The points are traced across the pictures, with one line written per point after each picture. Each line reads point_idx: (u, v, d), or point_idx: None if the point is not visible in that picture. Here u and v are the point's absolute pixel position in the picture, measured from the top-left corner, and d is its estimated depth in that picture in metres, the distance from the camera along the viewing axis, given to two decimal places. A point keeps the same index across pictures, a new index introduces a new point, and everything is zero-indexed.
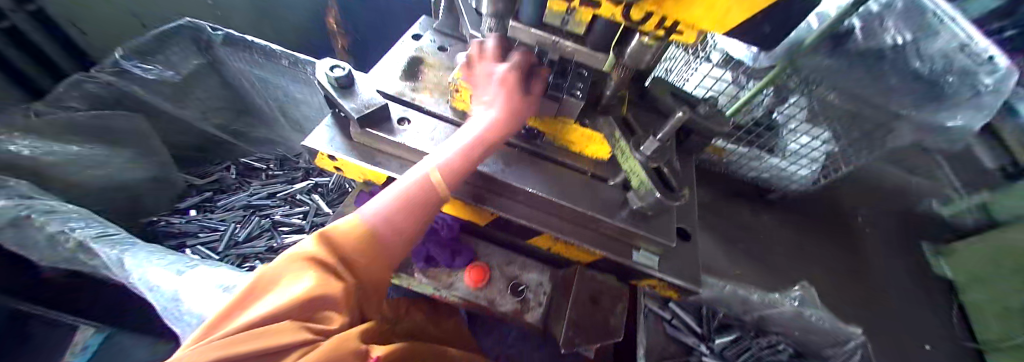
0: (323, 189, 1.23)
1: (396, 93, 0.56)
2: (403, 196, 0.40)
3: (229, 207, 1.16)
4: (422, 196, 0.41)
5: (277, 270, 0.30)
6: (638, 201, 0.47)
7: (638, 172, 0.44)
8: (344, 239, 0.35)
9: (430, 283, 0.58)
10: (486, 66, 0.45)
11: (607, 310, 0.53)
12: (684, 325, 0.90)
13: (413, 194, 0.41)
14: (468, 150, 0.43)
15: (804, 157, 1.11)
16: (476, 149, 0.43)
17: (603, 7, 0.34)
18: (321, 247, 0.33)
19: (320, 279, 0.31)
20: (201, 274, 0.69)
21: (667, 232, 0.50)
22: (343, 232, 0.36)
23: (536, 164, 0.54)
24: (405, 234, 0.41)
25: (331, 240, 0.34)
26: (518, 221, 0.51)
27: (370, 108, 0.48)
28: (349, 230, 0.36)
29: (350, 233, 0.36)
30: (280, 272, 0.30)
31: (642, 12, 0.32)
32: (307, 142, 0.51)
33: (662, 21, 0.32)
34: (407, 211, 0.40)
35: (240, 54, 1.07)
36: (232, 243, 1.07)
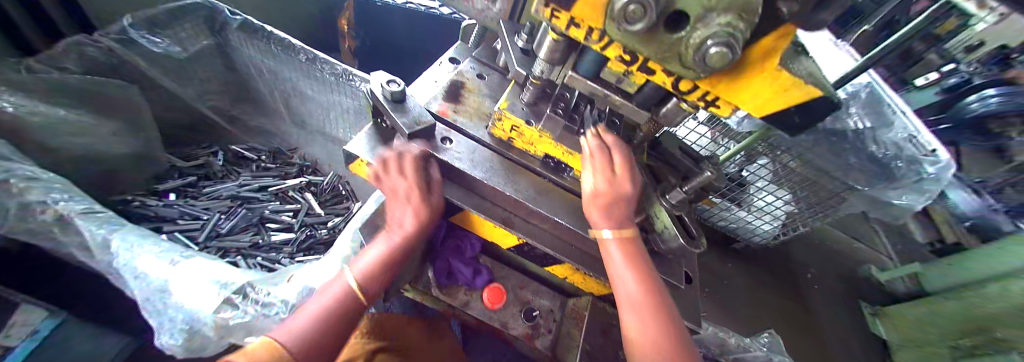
0: (316, 188, 1.20)
1: (441, 113, 0.59)
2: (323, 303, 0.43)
3: (214, 196, 1.10)
4: (344, 302, 0.44)
5: None
6: (659, 244, 0.51)
7: (664, 218, 0.50)
8: (264, 351, 0.34)
9: (446, 299, 0.59)
10: (391, 174, 0.48)
11: (618, 343, 0.55)
12: None
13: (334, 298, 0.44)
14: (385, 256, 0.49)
15: (769, 213, 1.30)
16: (388, 255, 0.49)
17: (657, 75, 0.39)
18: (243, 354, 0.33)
19: None
20: (196, 266, 0.65)
21: (674, 273, 0.56)
22: (255, 347, 0.34)
23: (564, 196, 0.58)
24: (344, 331, 0.42)
25: (253, 352, 0.33)
26: (544, 248, 0.54)
27: (420, 125, 0.51)
28: (266, 341, 0.36)
29: (265, 346, 0.34)
30: None
31: (690, 85, 0.38)
32: (348, 147, 0.53)
33: (704, 95, 0.39)
34: (331, 317, 0.41)
35: (252, 41, 1.06)
36: (214, 234, 1.01)
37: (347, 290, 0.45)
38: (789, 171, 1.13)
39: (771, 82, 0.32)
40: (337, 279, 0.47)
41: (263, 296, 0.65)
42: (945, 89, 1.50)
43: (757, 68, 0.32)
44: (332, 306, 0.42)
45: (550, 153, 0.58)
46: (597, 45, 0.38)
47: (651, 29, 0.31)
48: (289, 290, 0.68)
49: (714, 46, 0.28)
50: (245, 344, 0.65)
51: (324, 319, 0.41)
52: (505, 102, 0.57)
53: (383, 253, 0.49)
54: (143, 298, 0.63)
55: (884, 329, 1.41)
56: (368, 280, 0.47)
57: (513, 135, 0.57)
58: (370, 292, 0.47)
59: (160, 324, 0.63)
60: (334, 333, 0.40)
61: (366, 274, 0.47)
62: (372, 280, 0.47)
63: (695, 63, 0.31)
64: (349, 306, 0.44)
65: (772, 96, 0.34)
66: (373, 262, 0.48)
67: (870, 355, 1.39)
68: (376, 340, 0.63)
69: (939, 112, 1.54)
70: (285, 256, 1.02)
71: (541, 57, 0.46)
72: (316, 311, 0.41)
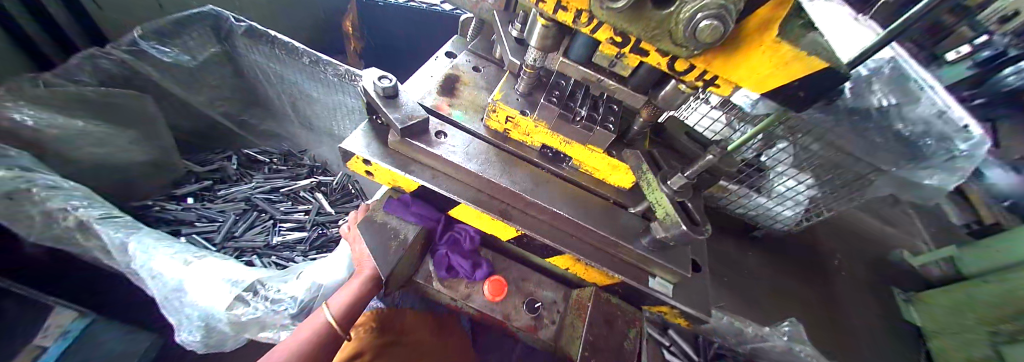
0: (326, 188, 1.23)
1: (435, 107, 0.59)
2: (304, 336, 0.50)
3: (229, 198, 1.14)
4: (320, 335, 0.50)
5: None
6: (661, 232, 0.50)
7: (664, 204, 0.48)
8: None
9: (448, 292, 0.59)
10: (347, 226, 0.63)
11: (621, 333, 0.54)
12: (679, 352, 0.93)
13: (312, 333, 0.50)
14: (359, 284, 0.56)
15: (790, 199, 1.15)
16: (358, 294, 0.55)
17: (651, 55, 0.37)
18: None
19: None
20: (208, 266, 0.67)
21: (682, 263, 0.54)
22: None
23: (561, 187, 0.57)
24: (324, 359, 0.49)
25: None
26: (542, 239, 0.53)
27: (413, 119, 0.50)
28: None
29: None
30: None
31: (686, 65, 0.36)
32: (344, 145, 0.52)
33: (703, 74, 0.36)
34: (306, 348, 0.48)
35: (256, 46, 1.09)
36: (230, 236, 1.04)
37: (323, 326, 0.51)
38: (810, 154, 1.02)
39: (771, 56, 0.30)
40: (315, 314, 0.53)
41: (272, 293, 0.67)
42: (979, 62, 1.33)
43: (754, 41, 0.30)
44: (311, 341, 0.49)
45: (548, 142, 0.56)
46: (586, 28, 0.36)
47: (637, 7, 0.30)
48: (297, 285, 0.70)
49: (703, 19, 0.26)
50: (258, 337, 0.68)
51: (309, 349, 0.48)
52: (500, 93, 0.55)
53: (355, 287, 0.56)
54: (162, 297, 0.66)
55: (918, 316, 1.33)
56: (342, 314, 0.53)
57: (508, 126, 0.56)
58: (347, 324, 0.53)
59: (180, 321, 0.67)
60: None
61: (341, 308, 0.53)
62: (348, 314, 0.53)
63: (685, 40, 0.29)
64: (324, 337, 0.51)
65: (772, 60, 0.30)
66: (348, 294, 0.55)
67: (902, 344, 1.31)
68: (379, 336, 0.61)
69: (973, 87, 1.41)
70: (299, 254, 1.04)
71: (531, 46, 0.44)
72: (293, 346, 0.48)
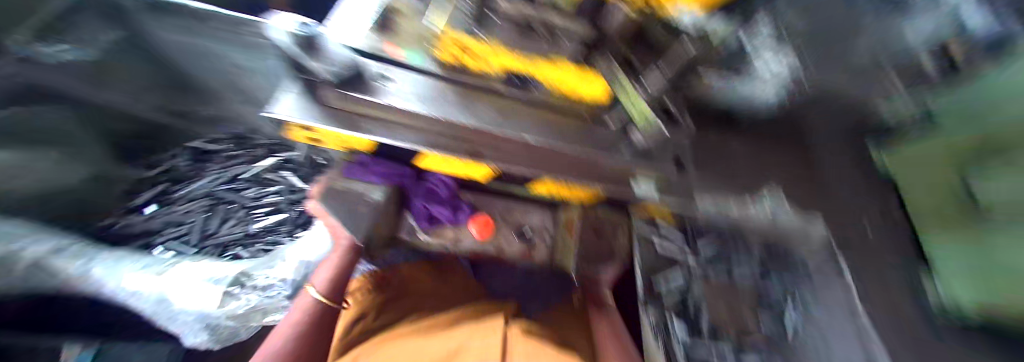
0: (291, 165, 1.14)
1: (372, 49, 0.47)
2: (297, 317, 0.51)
3: (192, 197, 1.08)
4: (315, 313, 0.52)
5: None
6: (643, 141, 0.49)
7: (639, 105, 0.45)
8: None
9: (437, 240, 0.61)
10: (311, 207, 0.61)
11: (607, 238, 0.61)
12: (671, 241, 0.77)
13: (305, 312, 0.52)
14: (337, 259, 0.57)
15: None
16: (339, 266, 0.57)
17: None
18: None
19: None
20: (183, 271, 0.66)
21: (665, 162, 0.52)
22: None
23: (533, 114, 0.51)
24: (324, 331, 0.51)
25: None
26: (518, 172, 0.51)
27: (344, 68, 0.42)
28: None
29: None
30: None
31: None
32: (273, 113, 0.45)
33: None
34: (304, 328, 0.49)
35: (165, 19, 0.87)
36: (207, 234, 1.02)
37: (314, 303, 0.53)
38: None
39: None
40: (301, 297, 0.54)
41: (260, 281, 0.68)
42: None
43: None
44: (309, 318, 0.51)
45: (510, 67, 0.46)
46: None
47: None
48: (286, 268, 0.70)
49: None
50: (267, 321, 0.70)
51: (308, 325, 0.50)
52: (439, 11, 0.44)
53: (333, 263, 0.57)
54: (152, 310, 0.66)
55: None
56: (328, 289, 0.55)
57: (461, 55, 0.46)
58: (338, 295, 0.55)
59: (181, 330, 0.66)
60: (321, 342, 0.50)
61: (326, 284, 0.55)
62: (334, 288, 0.55)
63: None
64: (319, 311, 0.52)
65: None
66: (329, 269, 0.57)
67: None
68: (384, 290, 0.63)
69: None
70: (284, 235, 1.03)
71: None
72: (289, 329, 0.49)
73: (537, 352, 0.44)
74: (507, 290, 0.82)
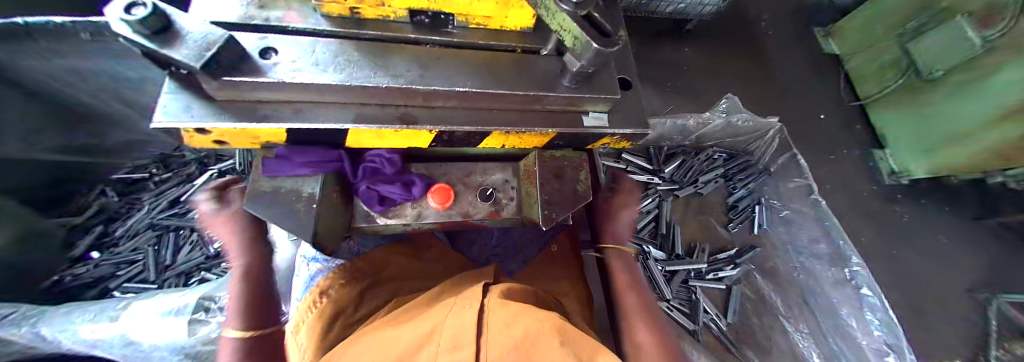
0: (231, 175, 1.09)
1: (243, 19, 0.41)
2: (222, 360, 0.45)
3: (134, 234, 1.02)
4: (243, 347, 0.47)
5: None
6: (575, 63, 0.42)
7: (570, 27, 0.38)
8: None
9: (398, 221, 0.55)
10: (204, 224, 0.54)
11: (571, 182, 0.56)
12: (638, 169, 1.07)
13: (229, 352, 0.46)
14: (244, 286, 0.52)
15: None
16: (247, 294, 0.52)
17: None
18: None
19: None
20: (137, 311, 0.68)
21: (611, 86, 0.48)
22: None
23: (457, 58, 0.45)
24: None
25: None
26: (461, 129, 0.45)
27: (211, 48, 0.33)
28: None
29: None
30: None
31: None
32: (156, 122, 0.35)
33: None
34: None
35: (35, 49, 0.73)
36: (164, 267, 0.99)
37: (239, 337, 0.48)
38: None
39: None
40: (220, 340, 0.48)
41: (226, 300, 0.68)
42: None
43: None
44: (240, 354, 0.46)
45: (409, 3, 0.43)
46: None
47: None
48: None
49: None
50: None
51: None
52: None
53: (239, 293, 0.52)
54: (122, 354, 0.69)
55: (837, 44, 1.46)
56: (246, 319, 0.50)
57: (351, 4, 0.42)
58: (262, 322, 0.51)
59: None
60: None
61: (240, 316, 0.49)
62: (251, 316, 0.50)
63: None
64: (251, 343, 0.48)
65: None
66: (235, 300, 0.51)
67: (822, 75, 1.46)
68: (352, 286, 0.59)
69: None
70: None
71: None
72: None
73: (518, 315, 0.36)
74: (485, 253, 0.85)
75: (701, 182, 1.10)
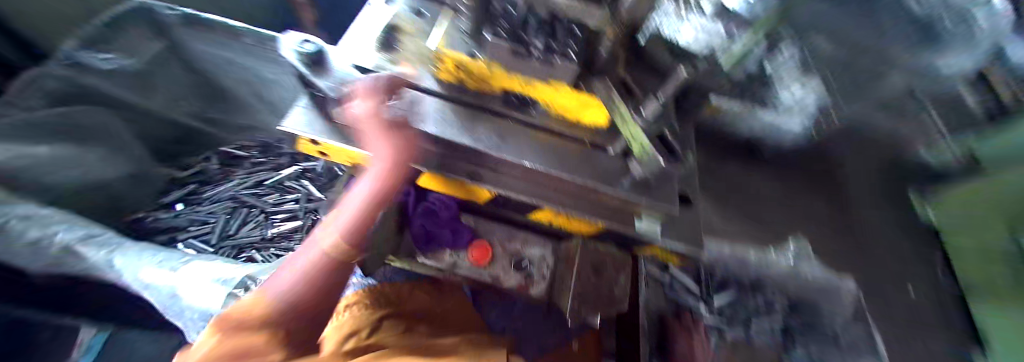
0: (311, 174, 1.22)
1: (374, 67, 0.49)
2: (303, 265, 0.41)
3: (215, 199, 1.17)
4: (326, 264, 0.42)
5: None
6: (640, 170, 0.46)
7: (638, 138, 0.42)
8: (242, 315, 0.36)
9: (434, 264, 0.58)
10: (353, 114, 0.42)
11: (610, 281, 0.55)
12: (681, 287, 0.98)
13: (314, 261, 0.42)
14: (362, 208, 0.41)
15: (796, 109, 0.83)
16: (365, 214, 0.41)
17: None
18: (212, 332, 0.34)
19: (228, 337, 0.30)
20: (192, 270, 0.75)
21: (670, 197, 0.49)
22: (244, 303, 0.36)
23: (531, 136, 0.51)
24: (330, 282, 0.42)
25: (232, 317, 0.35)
26: (517, 197, 0.49)
27: (347, 86, 0.45)
28: (254, 300, 0.37)
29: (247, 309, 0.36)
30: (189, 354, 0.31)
31: None
32: (281, 126, 0.44)
33: None
34: (315, 276, 0.41)
35: (203, 35, 0.97)
36: (225, 235, 1.08)
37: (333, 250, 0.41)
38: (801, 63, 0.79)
39: None
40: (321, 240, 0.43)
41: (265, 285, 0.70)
42: None
43: None
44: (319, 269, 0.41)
45: (507, 86, 0.49)
46: None
47: None
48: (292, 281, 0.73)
49: None
50: None
51: (310, 280, 0.40)
52: (443, 39, 0.47)
53: (355, 208, 0.41)
54: (164, 302, 0.75)
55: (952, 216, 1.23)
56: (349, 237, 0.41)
57: (462, 76, 0.49)
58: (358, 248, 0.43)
59: (187, 324, 0.72)
60: (323, 293, 0.41)
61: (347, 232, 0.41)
62: (357, 237, 0.42)
63: None
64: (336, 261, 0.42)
65: None
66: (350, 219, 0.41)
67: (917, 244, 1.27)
68: (375, 309, 0.61)
69: None
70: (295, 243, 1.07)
71: None
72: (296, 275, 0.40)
73: None
74: (503, 322, 0.87)
75: (754, 327, 0.92)
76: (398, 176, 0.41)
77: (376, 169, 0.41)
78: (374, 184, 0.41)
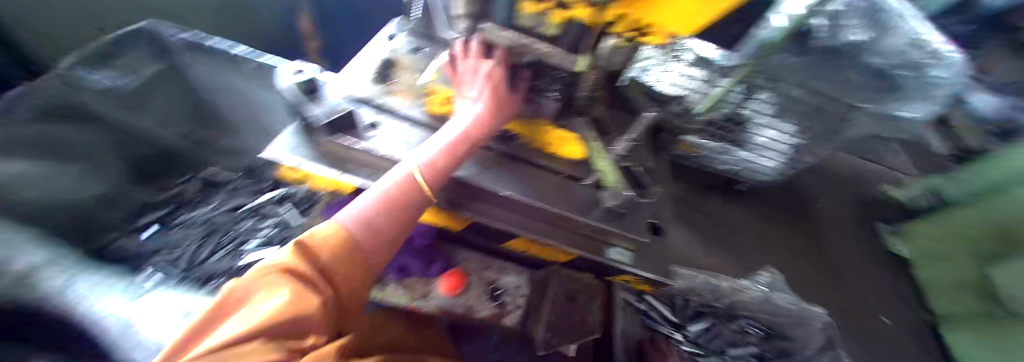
0: (293, 198, 1.07)
1: (365, 97, 0.52)
2: (385, 194, 0.39)
3: (192, 223, 1.07)
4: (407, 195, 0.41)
5: (250, 283, 0.29)
6: (612, 200, 0.48)
7: None
8: (320, 243, 0.34)
9: (407, 293, 0.58)
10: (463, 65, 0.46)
11: (583, 309, 0.59)
12: (658, 317, 0.92)
13: (396, 189, 0.40)
14: (451, 147, 0.43)
15: (771, 150, 0.95)
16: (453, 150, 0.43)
17: (575, 10, 0.32)
18: (296, 256, 0.31)
19: (299, 295, 0.29)
20: (150, 299, 0.68)
21: (638, 227, 0.52)
22: (322, 230, 0.35)
23: (512, 166, 0.53)
24: (403, 222, 0.40)
25: (312, 245, 0.33)
26: (497, 225, 0.50)
27: (335, 114, 0.47)
28: (335, 227, 0.36)
29: (327, 237, 0.35)
30: (264, 284, 0.29)
31: (613, 15, 0.32)
32: (266, 154, 0.47)
33: (631, 24, 0.33)
34: (395, 210, 0.39)
35: (203, 61, 0.94)
36: (194, 262, 0.97)
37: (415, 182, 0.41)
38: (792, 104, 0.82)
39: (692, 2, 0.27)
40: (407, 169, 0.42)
41: None
42: None
43: None
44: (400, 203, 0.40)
45: None
46: None
47: None
48: None
49: None
50: None
51: (383, 218, 0.39)
52: (434, 75, 0.53)
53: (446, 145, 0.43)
54: (110, 340, 0.64)
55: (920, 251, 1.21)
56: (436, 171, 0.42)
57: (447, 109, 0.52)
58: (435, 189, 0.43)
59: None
60: (391, 232, 0.40)
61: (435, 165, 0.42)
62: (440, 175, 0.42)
63: None
64: (407, 205, 0.40)
65: (695, 19, 0.29)
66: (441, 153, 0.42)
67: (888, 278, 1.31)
68: None
69: None
70: None
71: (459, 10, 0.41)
72: (378, 205, 0.38)
73: None
74: None
75: (729, 355, 0.87)
76: (492, 125, 0.46)
77: (483, 107, 0.45)
78: (474, 123, 0.44)
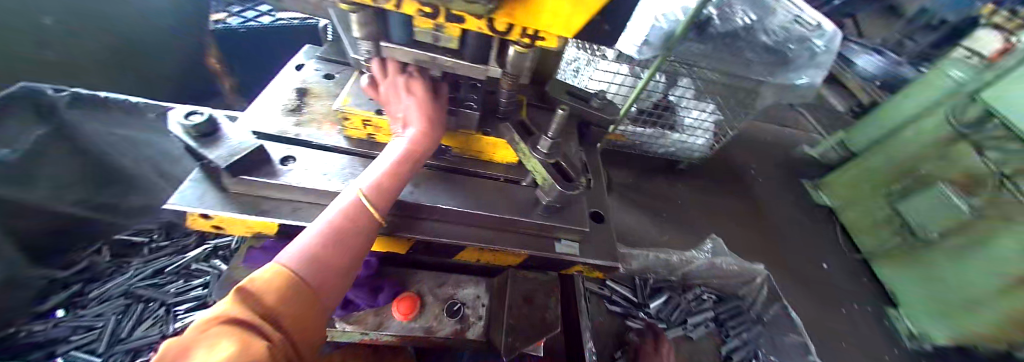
0: (224, 251, 1.00)
1: (278, 132, 0.50)
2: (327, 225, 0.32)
3: (105, 297, 0.89)
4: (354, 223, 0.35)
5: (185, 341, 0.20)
6: (546, 197, 0.50)
7: (540, 170, 0.48)
8: (261, 290, 0.26)
9: (356, 328, 0.54)
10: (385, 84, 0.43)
11: (542, 307, 0.59)
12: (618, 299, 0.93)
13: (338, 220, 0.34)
14: (396, 167, 0.39)
15: (698, 129, 1.08)
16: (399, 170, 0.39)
17: (467, 21, 0.33)
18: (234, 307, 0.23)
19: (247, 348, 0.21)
20: None
21: (580, 219, 0.54)
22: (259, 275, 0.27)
23: (447, 179, 0.53)
24: (357, 253, 0.34)
25: (251, 293, 0.25)
26: (442, 239, 0.49)
27: (243, 152, 0.42)
28: (275, 268, 0.28)
29: (268, 282, 0.26)
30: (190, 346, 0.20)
31: (503, 24, 0.32)
32: (167, 205, 0.42)
33: (523, 30, 0.33)
34: (345, 242, 0.33)
35: (98, 115, 0.78)
36: (116, 339, 0.83)
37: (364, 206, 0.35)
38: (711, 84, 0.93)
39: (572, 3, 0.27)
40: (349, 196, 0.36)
41: None
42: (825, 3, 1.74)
43: None
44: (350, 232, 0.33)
45: None
46: (390, 5, 0.31)
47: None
48: None
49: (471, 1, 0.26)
50: None
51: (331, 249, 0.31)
52: (347, 98, 0.50)
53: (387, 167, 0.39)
54: None
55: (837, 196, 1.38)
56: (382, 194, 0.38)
57: (370, 130, 0.52)
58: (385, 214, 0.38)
59: None
60: (344, 267, 0.32)
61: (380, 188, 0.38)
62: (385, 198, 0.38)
63: None
64: (358, 230, 0.34)
65: (573, 21, 0.30)
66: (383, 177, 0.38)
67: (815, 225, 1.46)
68: None
69: None
70: None
71: (354, 35, 0.37)
72: (322, 238, 0.31)
73: None
74: None
75: (689, 324, 0.92)
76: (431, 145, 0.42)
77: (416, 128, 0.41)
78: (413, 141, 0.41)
